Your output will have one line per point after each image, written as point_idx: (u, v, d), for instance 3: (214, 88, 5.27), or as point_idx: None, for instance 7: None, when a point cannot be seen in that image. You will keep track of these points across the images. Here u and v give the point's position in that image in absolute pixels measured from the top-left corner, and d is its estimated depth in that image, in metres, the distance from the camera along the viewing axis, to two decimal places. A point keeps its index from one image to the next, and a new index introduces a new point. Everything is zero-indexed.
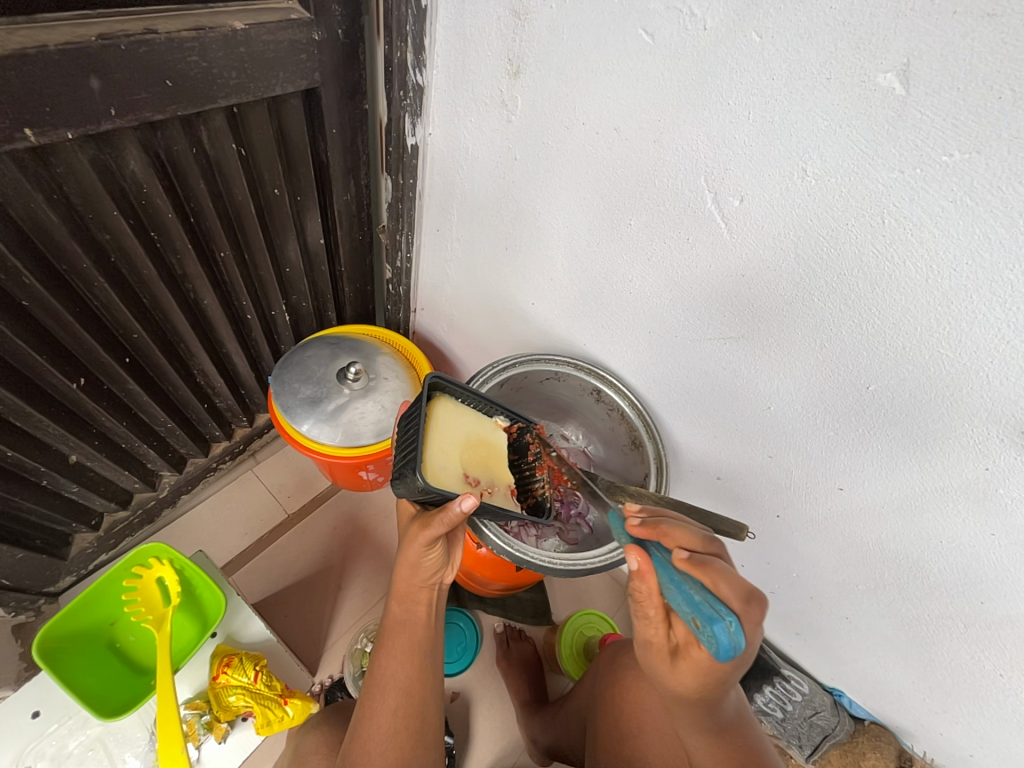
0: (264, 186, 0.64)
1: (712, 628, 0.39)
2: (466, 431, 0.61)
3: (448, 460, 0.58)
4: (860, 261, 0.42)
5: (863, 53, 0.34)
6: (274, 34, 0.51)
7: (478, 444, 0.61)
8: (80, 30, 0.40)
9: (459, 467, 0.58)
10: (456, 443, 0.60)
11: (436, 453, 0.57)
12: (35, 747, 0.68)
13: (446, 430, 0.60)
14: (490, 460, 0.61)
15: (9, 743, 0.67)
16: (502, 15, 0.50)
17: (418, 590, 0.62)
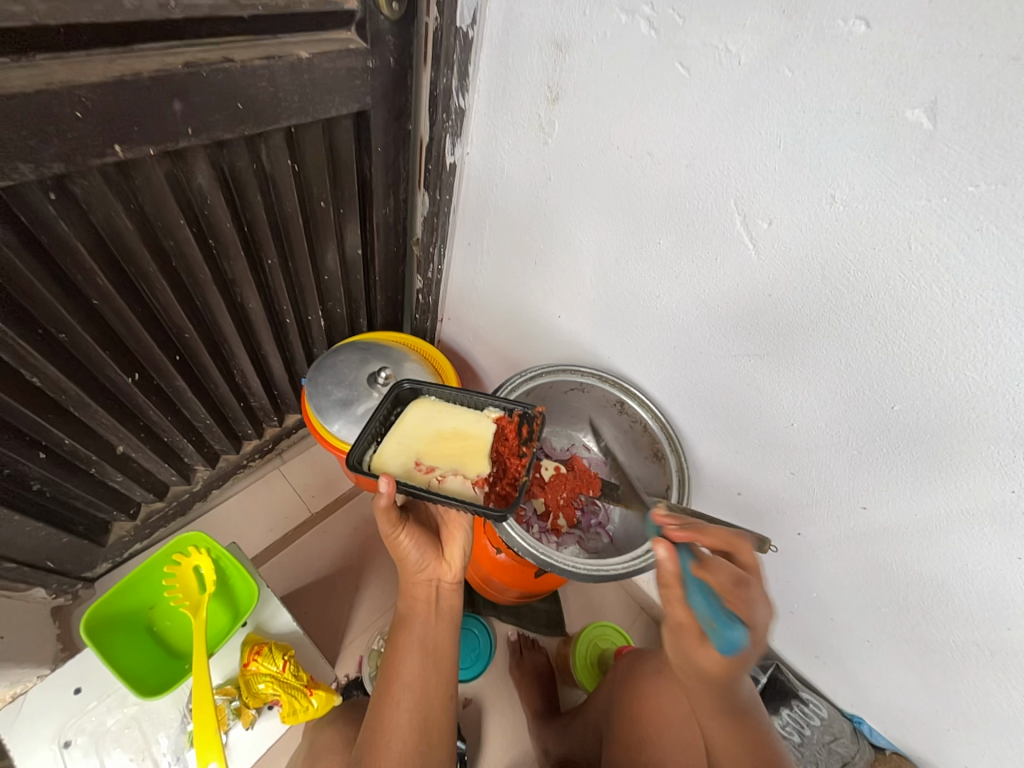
0: (312, 199, 0.69)
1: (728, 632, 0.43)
2: (431, 425, 0.65)
3: (401, 451, 0.63)
4: (887, 285, 0.43)
5: (892, 89, 0.37)
6: (333, 63, 0.55)
7: (440, 436, 0.64)
8: (169, 59, 0.45)
9: (411, 457, 0.62)
10: (415, 435, 0.64)
11: (390, 445, 0.63)
12: (75, 722, 0.72)
13: (410, 425, 0.65)
14: (451, 451, 0.63)
15: (54, 716, 0.71)
16: (545, 47, 0.54)
17: (415, 586, 0.67)
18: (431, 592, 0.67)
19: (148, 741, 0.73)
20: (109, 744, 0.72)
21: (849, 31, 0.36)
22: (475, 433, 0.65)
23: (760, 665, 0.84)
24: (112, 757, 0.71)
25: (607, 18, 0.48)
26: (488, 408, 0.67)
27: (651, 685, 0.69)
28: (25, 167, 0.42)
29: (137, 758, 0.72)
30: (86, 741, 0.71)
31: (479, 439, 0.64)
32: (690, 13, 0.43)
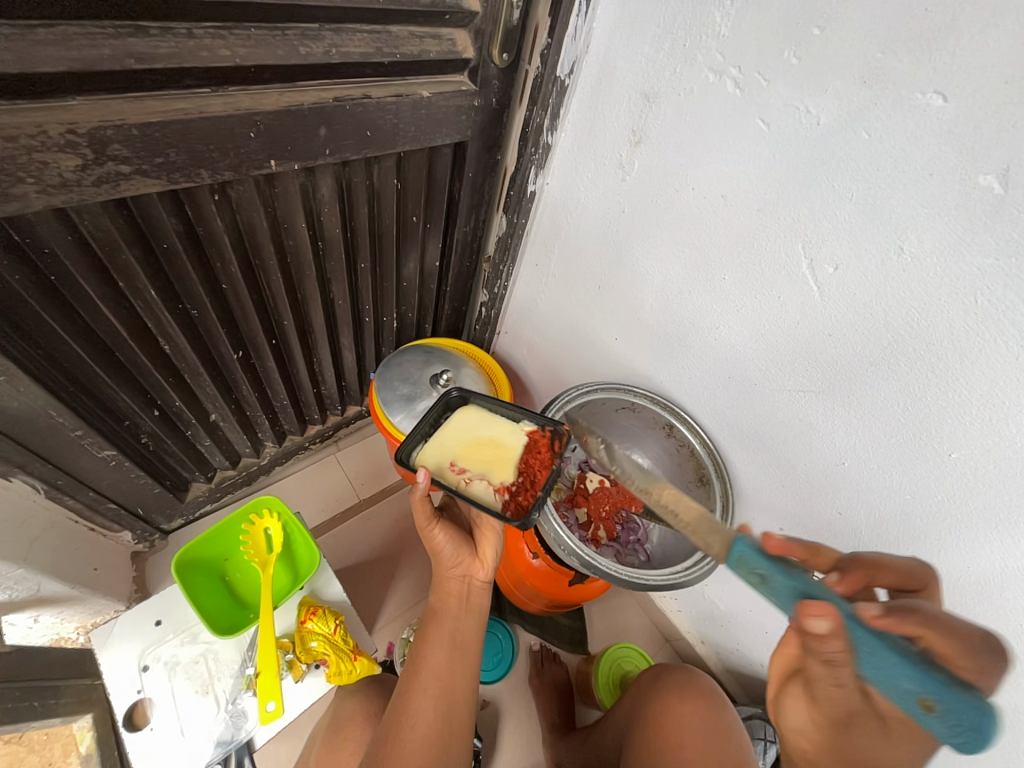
0: (407, 214, 0.78)
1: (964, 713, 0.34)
2: (471, 430, 0.71)
3: (441, 450, 0.70)
4: (951, 335, 0.45)
5: (966, 156, 0.40)
6: (447, 101, 0.64)
7: (476, 441, 0.70)
8: (323, 94, 0.54)
9: (447, 456, 0.69)
10: (456, 437, 0.71)
11: (432, 444, 0.70)
12: (154, 649, 0.80)
13: (453, 427, 0.72)
14: (482, 457, 0.68)
15: (136, 642, 0.81)
16: (634, 97, 0.60)
17: (450, 582, 0.71)
18: (463, 591, 0.70)
19: (212, 678, 0.80)
20: (180, 675, 0.80)
21: (926, 103, 0.40)
22: (509, 442, 0.70)
23: None
24: (180, 687, 0.79)
25: (696, 77, 0.54)
26: (525, 422, 0.71)
27: (673, 698, 0.70)
28: (204, 173, 0.51)
29: (201, 691, 0.79)
30: (162, 668, 0.80)
31: (511, 449, 0.69)
32: (775, 77, 0.48)
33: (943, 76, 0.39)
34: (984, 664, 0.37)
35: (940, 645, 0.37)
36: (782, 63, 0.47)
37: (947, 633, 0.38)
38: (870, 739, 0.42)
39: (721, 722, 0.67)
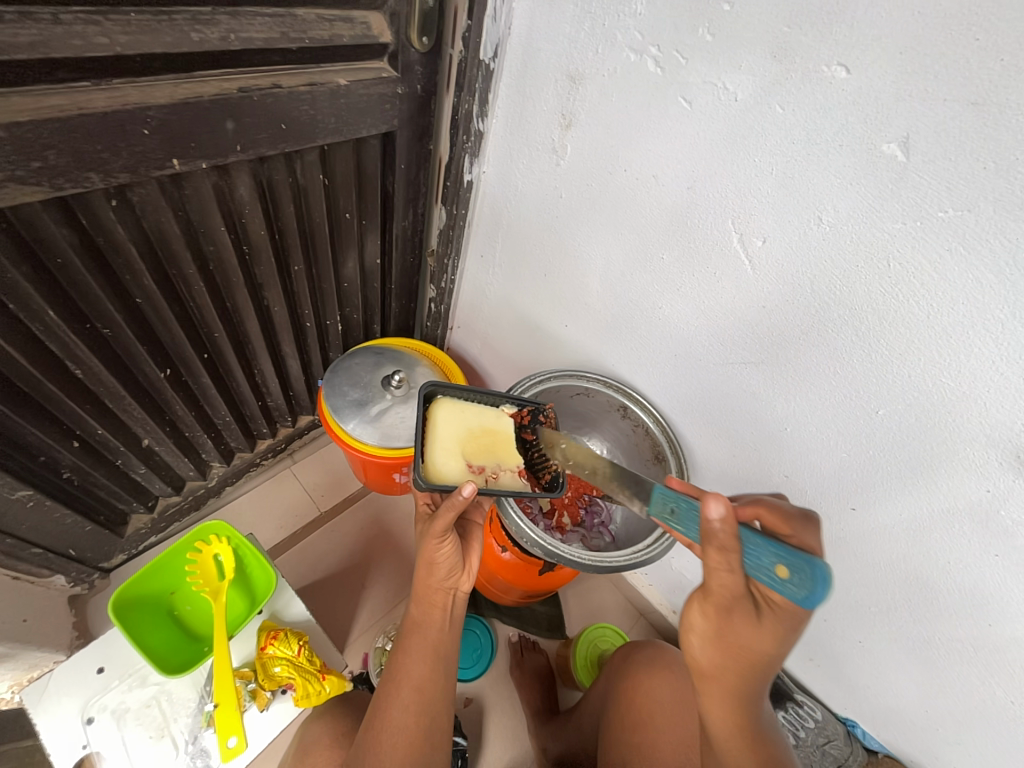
0: (338, 210, 0.74)
1: (811, 573, 0.40)
2: (463, 424, 0.66)
3: (448, 458, 0.64)
4: (870, 298, 0.48)
5: (870, 126, 0.41)
6: (367, 88, 0.60)
7: (476, 435, 0.66)
8: (226, 84, 0.50)
9: (457, 461, 0.64)
10: (454, 439, 0.65)
11: (435, 455, 0.64)
12: (99, 699, 0.75)
13: (445, 429, 0.65)
14: (491, 448, 0.65)
15: (78, 694, 0.75)
16: (560, 79, 0.59)
17: (435, 593, 0.65)
18: (448, 602, 0.66)
19: (167, 720, 0.76)
20: (130, 722, 0.75)
21: (832, 75, 0.41)
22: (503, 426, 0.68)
23: None
24: (132, 734, 0.74)
25: (617, 56, 0.53)
26: (502, 402, 0.70)
27: (643, 672, 0.72)
28: (95, 177, 0.46)
29: (156, 736, 0.74)
30: (108, 717, 0.74)
31: (508, 430, 0.67)
32: (692, 54, 0.48)
33: (845, 48, 0.40)
34: (805, 526, 0.48)
35: (775, 522, 0.49)
36: (698, 40, 0.47)
37: (779, 510, 0.49)
38: (747, 630, 0.45)
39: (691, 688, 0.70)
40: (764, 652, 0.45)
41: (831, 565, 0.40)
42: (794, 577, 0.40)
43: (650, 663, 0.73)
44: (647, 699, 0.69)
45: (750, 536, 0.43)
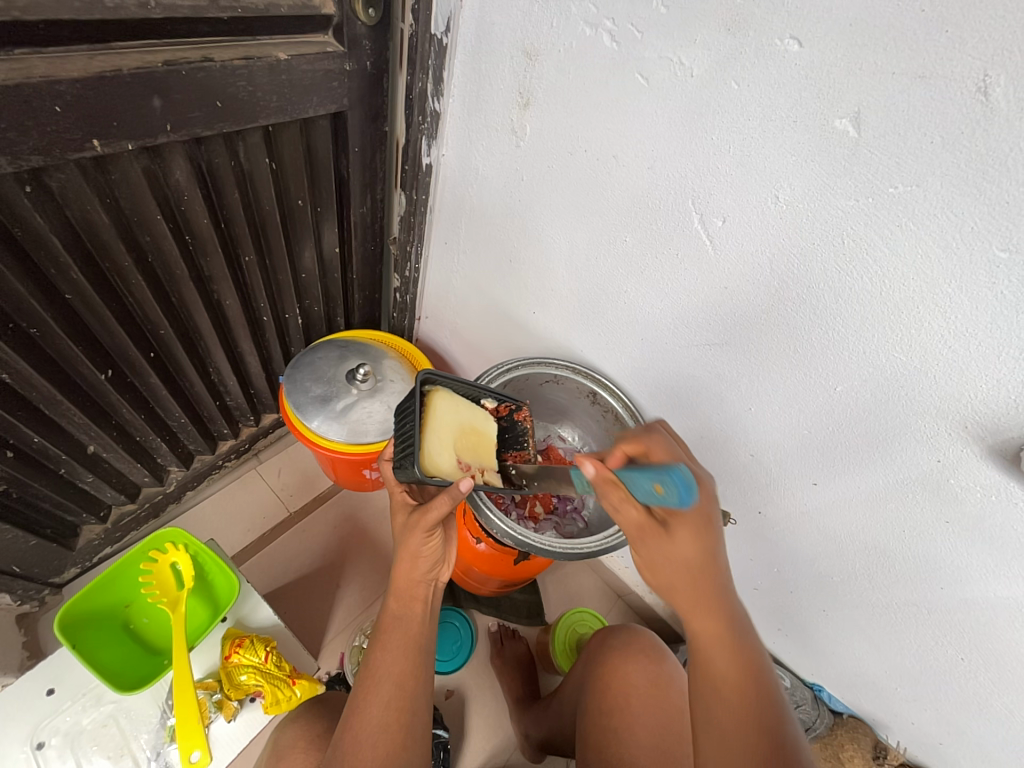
0: (289, 197, 0.70)
1: (672, 474, 0.46)
2: (458, 417, 0.64)
3: (444, 448, 0.61)
4: (825, 277, 0.48)
5: (823, 101, 0.41)
6: (312, 64, 0.57)
7: (468, 431, 0.64)
8: (149, 57, 0.46)
9: (450, 452, 0.61)
10: (451, 430, 0.62)
11: (433, 442, 0.60)
12: (49, 723, 0.71)
13: (442, 418, 0.62)
14: (480, 446, 0.64)
15: (25, 719, 0.70)
16: (516, 55, 0.57)
17: (417, 586, 0.62)
18: (428, 592, 0.64)
19: (126, 739, 0.73)
20: (86, 744, 0.72)
21: (784, 48, 0.41)
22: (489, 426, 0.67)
23: None
24: (88, 757, 0.71)
25: (572, 30, 0.51)
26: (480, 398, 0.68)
27: (619, 659, 0.72)
28: (2, 159, 0.42)
29: (114, 757, 0.71)
30: (61, 742, 0.71)
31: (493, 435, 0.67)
32: (647, 28, 0.47)
33: (796, 20, 0.39)
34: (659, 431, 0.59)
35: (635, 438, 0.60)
36: (652, 13, 0.46)
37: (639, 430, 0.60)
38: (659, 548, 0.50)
39: (664, 672, 0.71)
40: (694, 557, 0.49)
41: (686, 467, 0.47)
42: (666, 487, 0.46)
43: (628, 649, 0.73)
44: (624, 685, 0.70)
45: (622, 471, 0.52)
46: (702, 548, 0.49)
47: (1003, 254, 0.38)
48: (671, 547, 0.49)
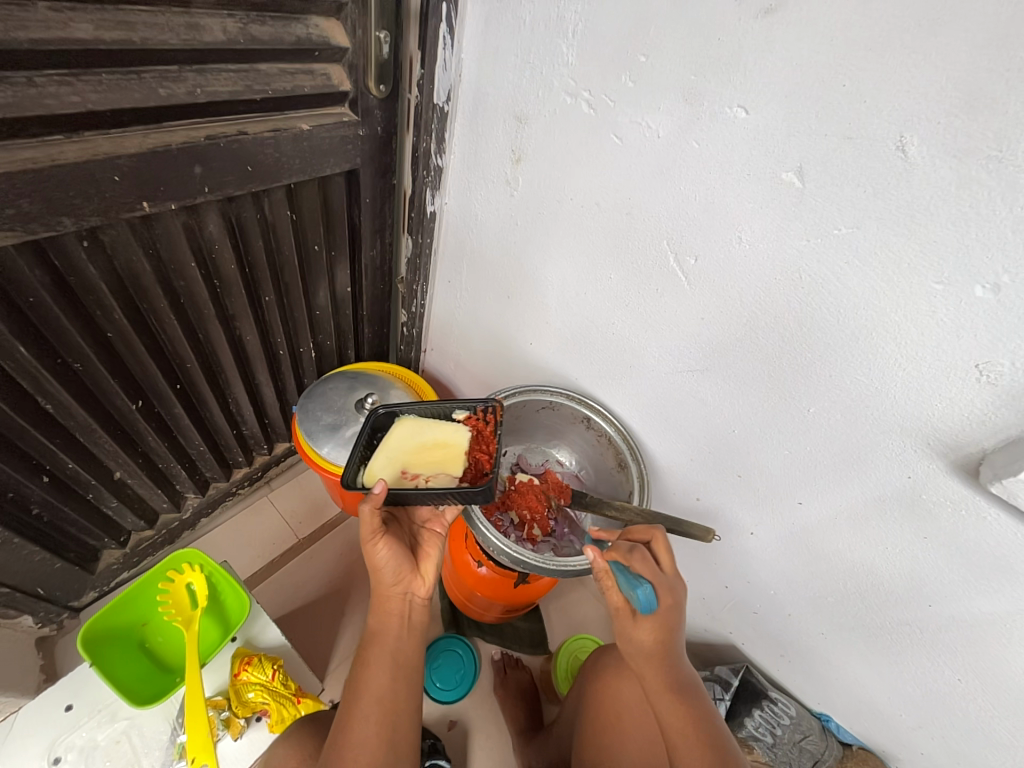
0: (307, 244, 0.77)
1: (637, 592, 0.55)
2: (414, 436, 0.69)
3: (390, 462, 0.67)
4: (789, 307, 0.53)
5: (771, 158, 0.47)
6: (330, 132, 0.65)
7: (424, 445, 0.68)
8: (193, 132, 0.54)
9: (397, 469, 0.66)
10: (402, 448, 0.68)
11: (380, 459, 0.67)
12: (67, 737, 0.73)
13: (395, 438, 0.69)
14: (433, 458, 0.67)
15: (45, 732, 0.73)
16: (508, 120, 0.65)
17: (389, 600, 0.65)
18: (405, 606, 0.66)
19: (138, 756, 0.74)
20: (99, 760, 0.73)
21: (734, 115, 0.47)
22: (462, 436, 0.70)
23: (731, 668, 0.88)
24: None
25: (556, 100, 0.59)
26: (456, 412, 0.73)
27: (609, 678, 0.72)
28: (68, 221, 0.50)
29: None
30: (76, 757, 0.73)
31: (455, 447, 0.68)
32: (619, 98, 0.54)
33: (741, 93, 0.46)
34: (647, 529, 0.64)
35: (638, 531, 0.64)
36: (622, 86, 0.53)
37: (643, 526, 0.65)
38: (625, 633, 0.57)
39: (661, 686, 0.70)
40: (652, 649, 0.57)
41: (649, 586, 0.55)
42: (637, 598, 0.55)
43: (617, 665, 0.72)
44: (614, 703, 0.70)
45: (618, 569, 0.59)
46: (659, 643, 0.57)
47: (938, 286, 0.43)
48: (635, 630, 0.56)
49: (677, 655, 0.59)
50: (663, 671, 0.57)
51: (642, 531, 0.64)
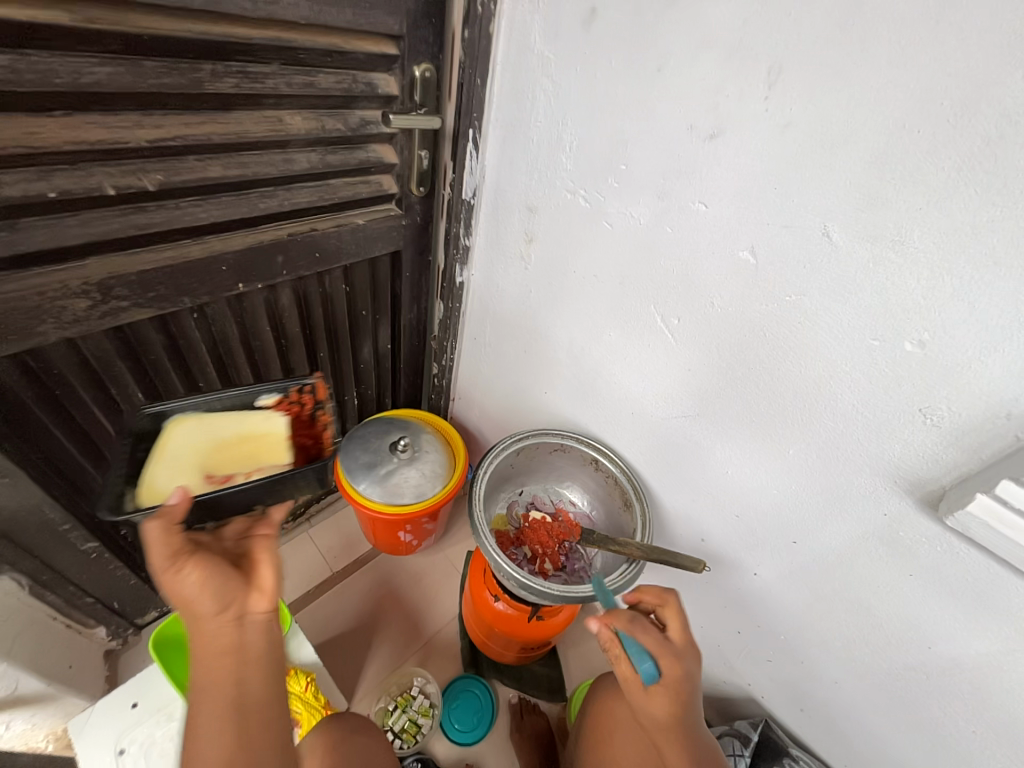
0: (357, 310, 0.93)
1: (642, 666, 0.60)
2: (195, 439, 0.72)
3: (178, 475, 0.69)
4: (759, 360, 0.61)
5: (729, 241, 0.58)
6: (380, 224, 0.82)
7: (210, 448, 0.73)
8: (279, 231, 0.71)
9: (198, 473, 0.70)
10: (186, 453, 0.71)
11: (161, 474, 0.68)
12: (131, 731, 0.81)
13: (179, 445, 0.71)
14: (235, 457, 0.73)
15: (113, 725, 0.82)
16: (522, 211, 0.80)
17: (211, 647, 0.52)
18: (239, 635, 0.53)
19: None
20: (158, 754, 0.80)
21: (696, 209, 0.59)
22: (273, 426, 0.78)
23: (750, 722, 0.87)
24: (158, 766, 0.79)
25: (558, 196, 0.74)
26: (257, 396, 0.78)
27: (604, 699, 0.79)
28: (186, 299, 0.66)
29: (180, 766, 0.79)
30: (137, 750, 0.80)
31: (264, 434, 0.77)
32: (608, 196, 0.68)
33: (700, 193, 0.58)
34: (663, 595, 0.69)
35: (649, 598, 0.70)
36: (609, 186, 0.67)
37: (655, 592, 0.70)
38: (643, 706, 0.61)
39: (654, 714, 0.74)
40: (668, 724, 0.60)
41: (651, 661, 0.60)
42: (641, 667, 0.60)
43: (617, 685, 0.78)
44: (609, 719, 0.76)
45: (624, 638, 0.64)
46: (672, 715, 0.60)
47: (875, 342, 0.51)
48: (649, 704, 0.60)
49: (695, 728, 0.61)
50: (683, 744, 0.60)
51: (655, 596, 0.69)
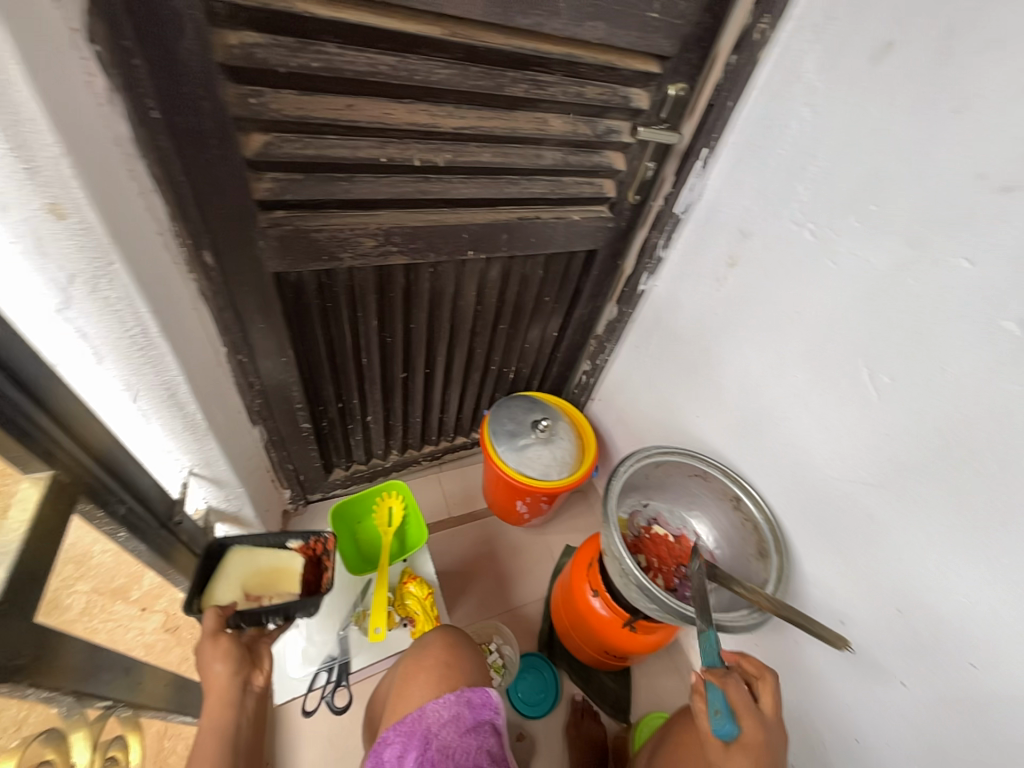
0: (542, 295, 1.03)
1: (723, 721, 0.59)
2: (254, 561, 0.82)
3: (230, 589, 0.79)
4: (994, 446, 0.53)
5: (994, 305, 0.51)
6: (591, 221, 0.89)
7: (258, 572, 0.82)
8: (511, 213, 0.82)
9: (241, 590, 0.79)
10: (240, 574, 0.81)
11: (220, 585, 0.79)
12: None
13: (232, 569, 0.81)
14: (272, 583, 0.82)
15: None
16: (733, 233, 0.80)
17: (216, 698, 0.64)
18: (239, 696, 0.65)
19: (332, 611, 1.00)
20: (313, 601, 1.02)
21: (958, 264, 0.54)
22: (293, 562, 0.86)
23: None
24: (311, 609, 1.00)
25: (781, 225, 0.72)
26: (288, 541, 0.86)
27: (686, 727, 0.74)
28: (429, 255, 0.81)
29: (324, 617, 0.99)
30: None
31: (290, 569, 0.84)
32: (844, 234, 0.64)
33: (970, 248, 0.52)
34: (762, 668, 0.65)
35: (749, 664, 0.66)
36: (847, 224, 0.64)
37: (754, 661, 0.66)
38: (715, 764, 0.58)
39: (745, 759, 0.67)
40: None
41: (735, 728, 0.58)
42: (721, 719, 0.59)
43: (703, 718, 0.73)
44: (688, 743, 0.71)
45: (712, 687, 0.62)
46: None
47: None
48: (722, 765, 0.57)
49: None
50: None
51: (755, 666, 0.65)
